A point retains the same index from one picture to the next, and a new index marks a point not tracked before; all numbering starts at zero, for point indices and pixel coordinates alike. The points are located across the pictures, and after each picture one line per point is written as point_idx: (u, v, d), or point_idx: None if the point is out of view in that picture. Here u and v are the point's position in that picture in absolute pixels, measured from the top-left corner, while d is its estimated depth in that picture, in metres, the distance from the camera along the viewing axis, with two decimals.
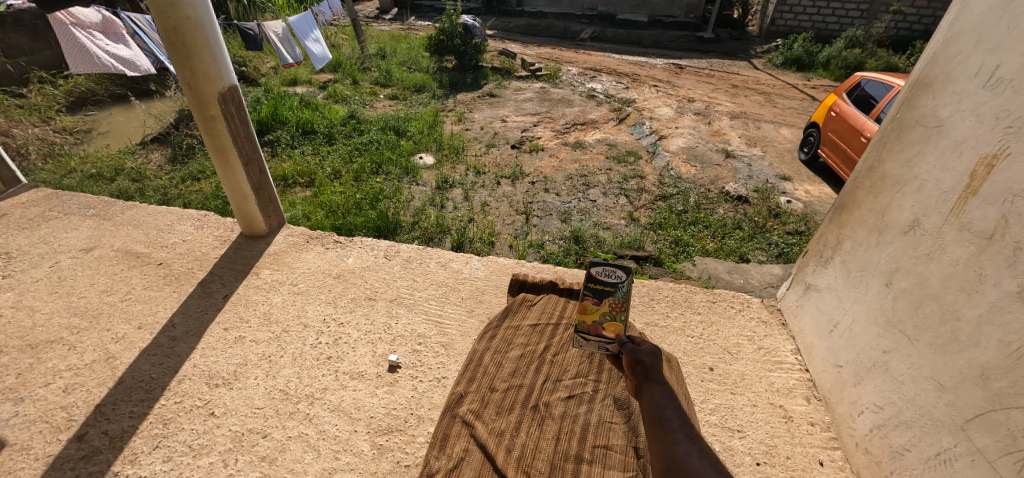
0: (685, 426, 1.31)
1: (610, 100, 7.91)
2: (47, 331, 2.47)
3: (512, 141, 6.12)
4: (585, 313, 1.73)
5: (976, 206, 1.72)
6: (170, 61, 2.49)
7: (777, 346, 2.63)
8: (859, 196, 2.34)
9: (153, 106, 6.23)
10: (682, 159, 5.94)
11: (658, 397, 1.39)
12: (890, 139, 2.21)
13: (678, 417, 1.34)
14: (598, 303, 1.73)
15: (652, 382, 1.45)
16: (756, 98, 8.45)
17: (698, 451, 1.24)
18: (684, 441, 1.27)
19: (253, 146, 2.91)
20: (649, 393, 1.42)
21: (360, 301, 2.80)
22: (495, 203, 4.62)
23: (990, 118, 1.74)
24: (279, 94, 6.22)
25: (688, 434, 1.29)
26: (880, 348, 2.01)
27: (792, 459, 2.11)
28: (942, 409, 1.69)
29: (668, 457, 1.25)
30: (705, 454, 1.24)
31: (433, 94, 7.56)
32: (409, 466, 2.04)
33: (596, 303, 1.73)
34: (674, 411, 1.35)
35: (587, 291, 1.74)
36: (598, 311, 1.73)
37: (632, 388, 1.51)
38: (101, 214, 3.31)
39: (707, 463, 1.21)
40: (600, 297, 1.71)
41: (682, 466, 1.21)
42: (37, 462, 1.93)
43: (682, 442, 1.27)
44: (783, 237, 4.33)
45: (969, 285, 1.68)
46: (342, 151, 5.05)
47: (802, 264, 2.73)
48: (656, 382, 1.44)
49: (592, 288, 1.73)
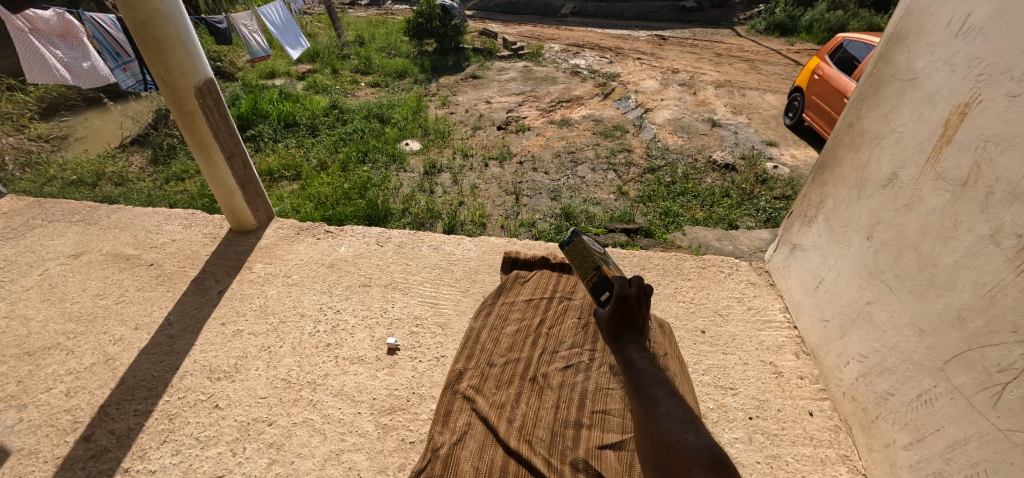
0: (659, 384, 1.29)
1: (595, 76, 7.87)
2: (43, 338, 2.49)
3: (498, 122, 6.10)
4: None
5: (950, 155, 1.76)
6: (144, 58, 2.47)
7: (766, 305, 2.70)
8: (841, 154, 2.38)
9: (129, 108, 6.13)
10: (669, 131, 5.95)
11: (631, 358, 1.36)
12: (868, 95, 2.24)
13: (651, 375, 1.32)
14: None
15: (623, 341, 1.40)
16: (740, 66, 8.44)
17: (670, 411, 1.23)
18: (659, 402, 1.26)
19: (235, 139, 2.90)
20: (622, 353, 1.38)
21: (355, 288, 2.83)
22: (484, 185, 4.64)
23: (962, 67, 1.77)
24: (259, 89, 6.14)
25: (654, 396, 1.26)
26: (864, 300, 2.07)
27: (783, 411, 2.18)
28: (923, 353, 1.76)
29: (643, 420, 1.24)
30: (678, 412, 1.23)
31: (416, 79, 7.49)
32: (413, 443, 2.10)
33: None
34: (646, 369, 1.33)
35: None
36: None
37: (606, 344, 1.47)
38: (86, 219, 3.30)
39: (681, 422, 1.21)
40: None
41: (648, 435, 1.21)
42: (47, 464, 1.96)
43: (657, 404, 1.25)
44: (771, 202, 4.39)
45: (945, 233, 1.73)
46: (327, 142, 5.01)
47: (787, 225, 2.78)
48: (626, 341, 1.39)
49: None
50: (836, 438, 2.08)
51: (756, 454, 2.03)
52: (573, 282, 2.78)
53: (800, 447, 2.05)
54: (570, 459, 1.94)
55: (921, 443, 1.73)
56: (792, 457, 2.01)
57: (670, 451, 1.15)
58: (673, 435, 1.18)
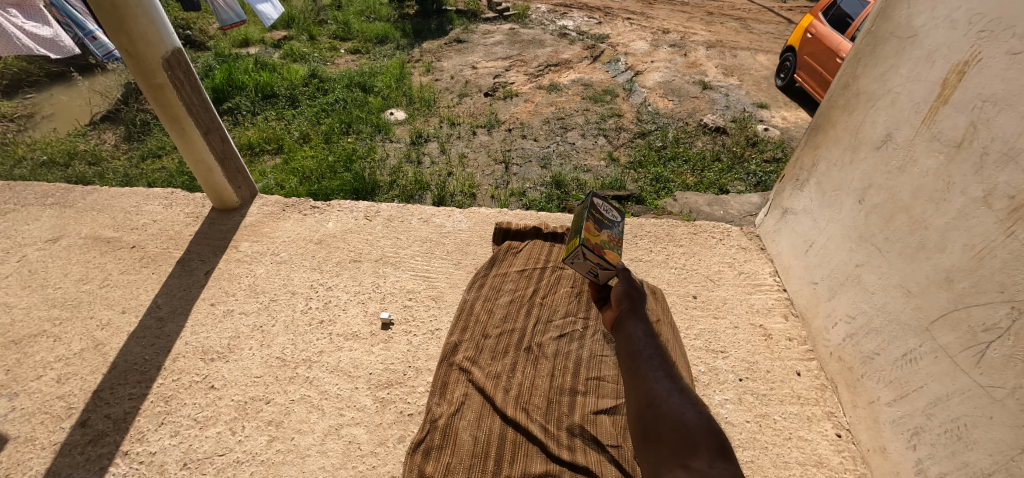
0: (664, 366, 1.28)
1: (583, 38, 7.64)
2: (28, 325, 2.44)
3: (485, 89, 5.94)
4: (591, 232, 1.55)
5: (947, 115, 1.74)
6: (105, 29, 2.32)
7: (756, 270, 2.73)
8: (835, 115, 2.36)
9: (96, 82, 5.83)
10: (659, 94, 5.84)
11: (638, 335, 1.37)
12: (864, 54, 2.20)
13: (657, 355, 1.31)
14: (599, 229, 1.61)
15: (634, 319, 1.42)
16: (730, 25, 8.24)
17: (677, 391, 1.20)
18: (664, 380, 1.23)
19: (210, 113, 2.78)
20: (628, 329, 1.40)
21: (345, 264, 2.80)
22: (472, 154, 4.56)
23: (963, 24, 1.73)
24: (232, 58, 5.87)
25: (668, 373, 1.26)
26: (853, 262, 2.10)
27: (772, 372, 2.24)
28: (909, 313, 1.79)
29: (647, 394, 1.21)
30: (684, 393, 1.20)
31: (398, 44, 7.22)
32: (412, 415, 2.13)
33: (597, 227, 1.61)
34: (652, 350, 1.32)
35: (588, 215, 1.63)
36: (601, 235, 1.60)
37: (615, 326, 1.49)
38: (60, 201, 3.18)
39: (687, 403, 1.18)
40: (599, 225, 1.63)
41: (661, 403, 1.17)
42: (44, 451, 1.96)
43: (661, 381, 1.23)
44: (761, 166, 4.38)
45: (938, 195, 1.74)
46: (308, 114, 4.86)
47: (778, 189, 2.78)
48: (638, 321, 1.41)
49: (592, 214, 1.65)
50: (821, 396, 2.15)
51: (746, 413, 2.09)
52: (566, 252, 2.78)
53: (788, 406, 2.11)
54: (566, 425, 1.98)
55: (904, 400, 1.78)
56: (779, 415, 2.08)
57: (677, 424, 1.12)
58: (679, 411, 1.14)
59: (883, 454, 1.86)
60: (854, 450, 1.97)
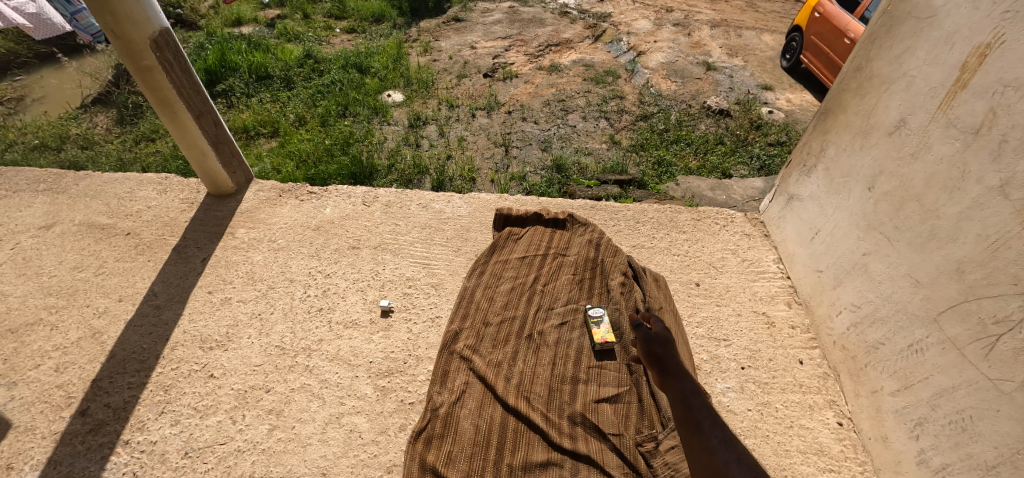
0: (718, 428, 1.24)
1: (585, 16, 7.44)
2: (24, 314, 2.41)
3: (484, 69, 5.81)
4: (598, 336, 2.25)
5: (965, 100, 1.69)
6: (88, 8, 2.22)
7: (760, 257, 2.70)
8: (846, 99, 2.29)
9: (85, 63, 5.64)
10: (662, 75, 5.72)
11: (686, 397, 1.33)
12: (880, 35, 2.12)
13: (707, 414, 1.28)
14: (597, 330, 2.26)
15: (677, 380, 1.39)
16: (736, 3, 8.03)
17: (737, 458, 1.17)
18: (720, 446, 1.20)
19: (201, 96, 2.71)
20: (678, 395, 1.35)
21: (344, 251, 2.76)
22: (472, 137, 4.48)
23: (986, 4, 1.66)
24: (225, 37, 5.71)
25: (723, 436, 1.22)
26: (860, 251, 2.07)
27: (774, 361, 2.23)
28: (917, 304, 1.77)
29: (705, 464, 1.19)
30: (744, 459, 1.16)
31: (395, 23, 7.04)
32: (413, 404, 2.12)
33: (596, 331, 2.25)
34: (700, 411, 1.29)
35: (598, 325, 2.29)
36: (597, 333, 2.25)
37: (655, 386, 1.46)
38: (53, 187, 3.12)
39: (748, 473, 1.14)
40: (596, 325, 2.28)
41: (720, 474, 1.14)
42: (45, 440, 1.95)
43: (719, 450, 1.20)
44: (765, 149, 4.33)
45: (952, 183, 1.70)
46: (304, 95, 4.76)
47: (785, 175, 2.73)
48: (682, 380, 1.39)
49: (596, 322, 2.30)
50: (824, 384, 2.14)
51: (748, 401, 2.08)
52: (567, 238, 2.73)
53: (790, 394, 2.11)
54: (567, 413, 1.98)
55: (908, 390, 1.77)
56: (781, 404, 2.08)
57: None
58: None
59: (884, 443, 1.86)
60: (855, 439, 1.97)
